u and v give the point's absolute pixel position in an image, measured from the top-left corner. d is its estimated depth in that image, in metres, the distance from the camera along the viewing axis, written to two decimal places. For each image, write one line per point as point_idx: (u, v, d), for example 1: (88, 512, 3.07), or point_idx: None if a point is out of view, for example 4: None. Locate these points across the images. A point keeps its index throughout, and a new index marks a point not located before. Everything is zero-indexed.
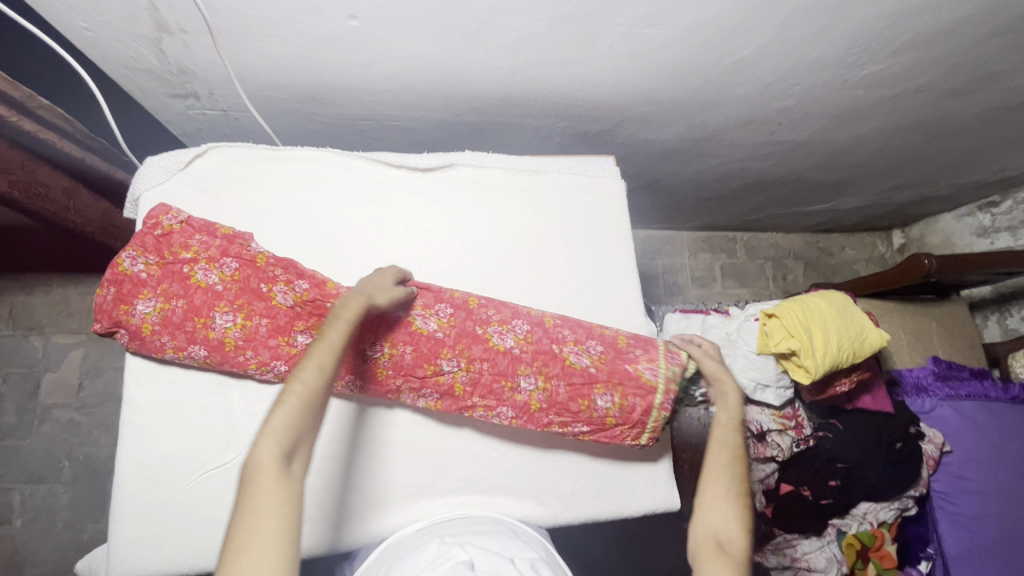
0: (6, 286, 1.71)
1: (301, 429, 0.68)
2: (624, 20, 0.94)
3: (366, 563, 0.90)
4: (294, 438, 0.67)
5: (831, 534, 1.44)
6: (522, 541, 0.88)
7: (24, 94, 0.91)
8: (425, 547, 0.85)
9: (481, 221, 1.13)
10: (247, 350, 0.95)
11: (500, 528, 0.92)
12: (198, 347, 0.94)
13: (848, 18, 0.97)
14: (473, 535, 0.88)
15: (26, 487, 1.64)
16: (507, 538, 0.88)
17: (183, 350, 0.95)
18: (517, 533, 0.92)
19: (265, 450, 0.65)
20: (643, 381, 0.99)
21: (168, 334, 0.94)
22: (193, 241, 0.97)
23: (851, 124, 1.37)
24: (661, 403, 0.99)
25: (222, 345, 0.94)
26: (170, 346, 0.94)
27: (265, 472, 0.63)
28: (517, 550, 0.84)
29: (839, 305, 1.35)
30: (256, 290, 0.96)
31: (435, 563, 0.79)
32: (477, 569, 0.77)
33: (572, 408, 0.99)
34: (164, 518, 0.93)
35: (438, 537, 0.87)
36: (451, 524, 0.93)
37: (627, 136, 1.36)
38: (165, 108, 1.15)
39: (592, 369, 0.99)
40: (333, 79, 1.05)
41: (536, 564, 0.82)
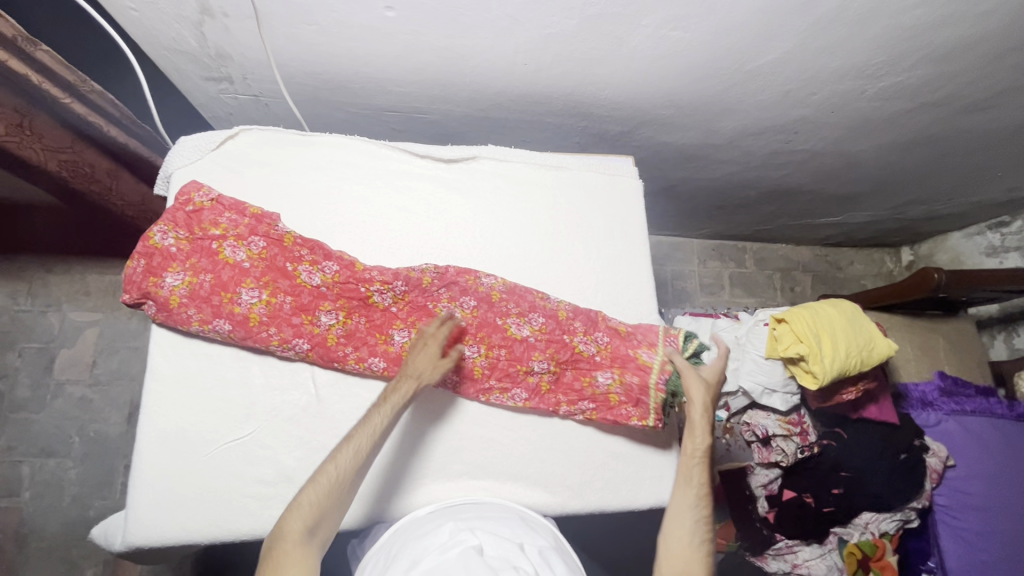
0: (27, 262, 1.75)
1: (326, 507, 0.79)
2: (651, 22, 0.97)
3: (376, 544, 0.91)
4: (318, 514, 0.78)
5: (831, 542, 1.46)
6: (532, 528, 0.90)
7: (79, 79, 0.95)
8: (435, 530, 0.86)
9: (501, 213, 1.15)
10: (271, 326, 0.99)
11: (511, 515, 0.94)
12: (223, 322, 0.97)
13: (870, 28, 1.00)
14: (483, 520, 0.89)
15: (36, 461, 1.66)
16: (518, 525, 0.90)
17: (208, 324, 0.97)
18: (527, 520, 0.93)
19: (294, 524, 0.77)
20: (641, 361, 1.07)
21: (195, 307, 0.96)
22: (223, 218, 1.00)
23: (867, 136, 1.39)
24: (656, 382, 1.06)
25: (246, 320, 0.98)
26: (196, 319, 0.97)
27: (289, 541, 0.76)
28: (526, 538, 0.86)
29: (847, 313, 1.37)
30: (282, 269, 1.00)
31: (445, 546, 0.80)
32: (487, 555, 0.79)
33: (575, 386, 1.08)
34: (182, 486, 0.95)
35: (449, 521, 0.88)
36: (461, 509, 0.94)
37: (645, 138, 1.38)
38: (199, 92, 1.19)
39: (597, 355, 1.09)
40: (364, 68, 1.08)
41: (545, 550, 0.84)
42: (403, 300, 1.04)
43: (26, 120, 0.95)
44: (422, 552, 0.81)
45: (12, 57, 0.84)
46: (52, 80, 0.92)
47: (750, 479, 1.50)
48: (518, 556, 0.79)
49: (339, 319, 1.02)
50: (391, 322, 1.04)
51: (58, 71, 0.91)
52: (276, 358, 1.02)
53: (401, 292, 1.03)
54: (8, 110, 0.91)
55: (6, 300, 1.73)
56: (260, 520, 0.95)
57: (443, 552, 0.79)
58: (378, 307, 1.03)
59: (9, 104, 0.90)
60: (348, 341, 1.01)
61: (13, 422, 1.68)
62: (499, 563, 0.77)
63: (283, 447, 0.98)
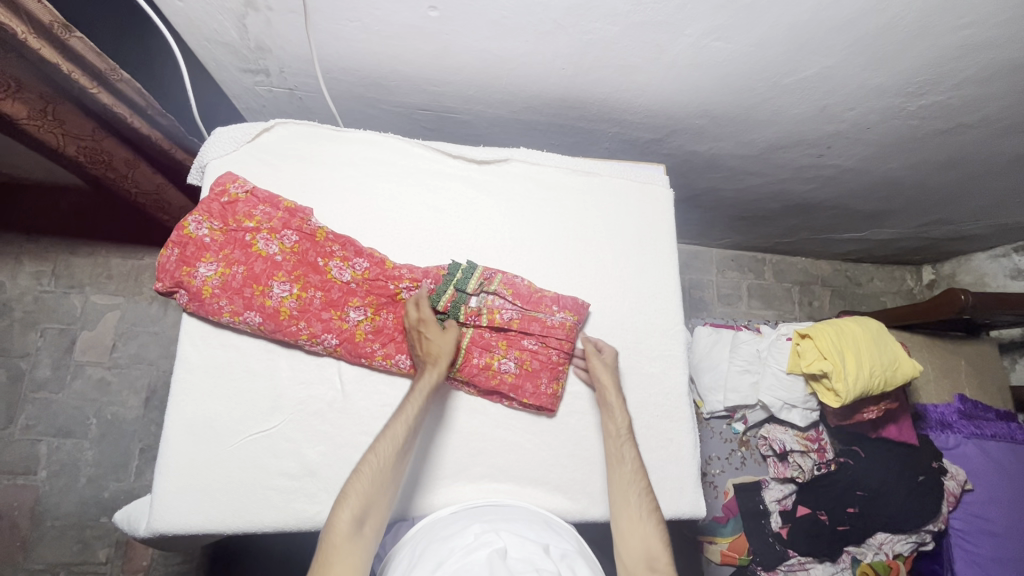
0: (52, 244, 1.77)
1: (372, 498, 0.83)
2: (694, 31, 0.96)
3: (402, 543, 0.91)
4: (365, 507, 0.82)
5: (846, 561, 1.43)
6: (558, 534, 0.90)
7: (108, 67, 0.90)
8: (460, 531, 0.86)
9: (531, 216, 1.15)
10: (300, 321, 0.99)
11: (534, 518, 0.93)
12: (254, 314, 0.98)
13: (915, 47, 0.99)
14: (508, 522, 0.89)
15: (54, 440, 1.68)
16: (544, 531, 0.89)
17: (239, 315, 0.98)
18: (550, 525, 0.93)
19: (342, 516, 0.80)
20: (511, 327, 1.06)
21: (226, 298, 0.97)
22: (257, 211, 1.02)
23: (900, 154, 1.37)
24: (518, 342, 1.07)
25: (277, 314, 0.99)
26: (227, 310, 0.97)
27: (339, 532, 0.79)
28: (552, 543, 0.86)
29: (873, 332, 1.36)
30: (314, 264, 1.02)
31: (472, 547, 0.81)
32: (511, 557, 0.79)
33: (544, 376, 1.06)
34: (207, 476, 0.95)
35: (475, 523, 0.88)
36: (483, 510, 0.94)
37: (676, 146, 1.37)
38: (234, 83, 1.19)
39: (535, 341, 1.07)
40: (402, 66, 1.08)
41: (569, 556, 0.84)
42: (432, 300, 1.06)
43: (50, 107, 0.93)
44: (448, 552, 0.81)
45: (45, 45, 0.82)
46: (81, 69, 0.89)
47: (763, 494, 1.47)
48: (542, 560, 0.79)
49: (368, 315, 1.03)
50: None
51: (90, 59, 0.87)
52: (304, 351, 1.02)
53: (429, 291, 1.04)
54: (34, 96, 0.90)
55: (31, 281, 1.76)
56: (282, 513, 0.95)
57: (469, 553, 0.79)
58: (405, 304, 1.04)
59: (35, 91, 0.89)
60: (376, 337, 1.02)
61: (33, 401, 1.70)
62: (523, 566, 0.77)
63: (307, 441, 0.98)
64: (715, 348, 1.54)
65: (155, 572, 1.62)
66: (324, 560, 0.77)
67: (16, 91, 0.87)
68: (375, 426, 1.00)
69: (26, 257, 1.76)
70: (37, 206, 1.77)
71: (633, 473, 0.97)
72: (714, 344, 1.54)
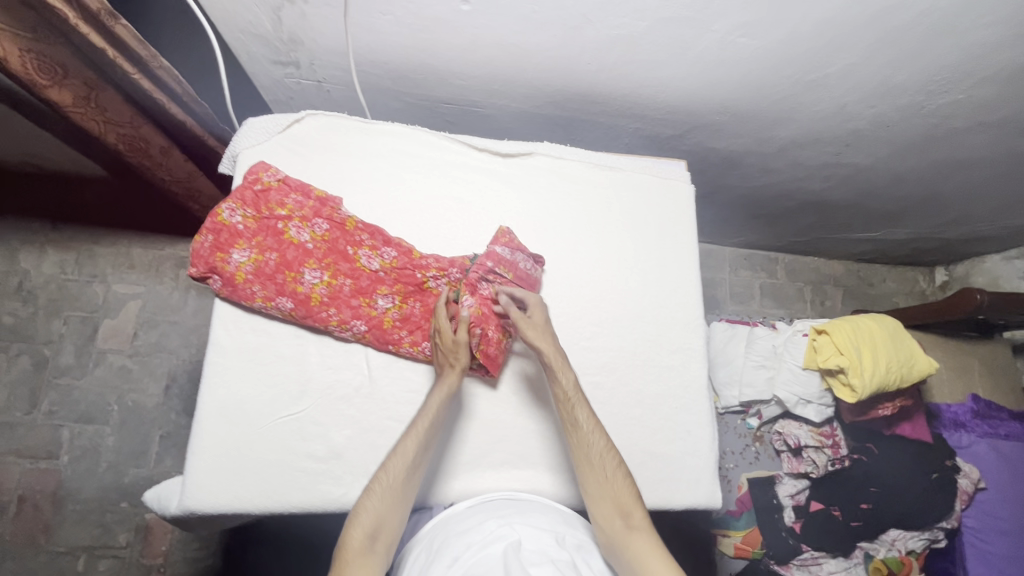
0: (76, 233, 1.81)
1: (384, 517, 0.86)
2: (721, 27, 0.98)
3: (420, 539, 0.94)
4: (376, 524, 0.85)
5: (858, 557, 1.45)
6: (573, 527, 0.93)
7: (148, 54, 0.93)
8: (476, 526, 0.88)
9: (555, 210, 1.17)
10: (331, 307, 1.02)
11: (550, 512, 0.95)
12: (286, 300, 1.01)
13: (938, 45, 1.00)
14: (524, 515, 0.92)
15: (76, 426, 1.71)
16: (558, 523, 0.92)
17: (271, 301, 1.00)
18: (566, 518, 0.95)
19: (356, 530, 0.84)
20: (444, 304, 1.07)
21: (259, 283, 1.00)
22: (289, 199, 1.04)
23: (918, 153, 1.38)
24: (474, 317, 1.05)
25: (308, 300, 1.01)
26: (260, 295, 1.00)
27: (352, 548, 0.82)
28: (566, 534, 0.89)
29: (891, 330, 1.38)
30: (343, 252, 1.05)
31: (487, 542, 0.83)
32: (526, 548, 0.81)
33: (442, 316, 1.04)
34: (237, 457, 0.98)
35: (491, 517, 0.90)
36: (498, 505, 0.95)
37: (695, 143, 1.39)
38: (264, 75, 1.21)
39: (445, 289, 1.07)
40: (430, 60, 1.10)
41: (584, 547, 0.88)
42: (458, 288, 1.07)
43: (93, 94, 0.96)
44: (464, 547, 0.83)
45: (92, 30, 0.84)
46: (123, 54, 0.91)
47: (778, 489, 1.48)
48: (556, 551, 0.82)
49: (395, 303, 1.06)
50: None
51: (131, 45, 0.90)
52: (333, 338, 1.05)
53: (455, 280, 1.07)
54: (79, 83, 0.93)
55: (55, 269, 1.79)
56: (309, 495, 0.97)
57: (484, 547, 0.82)
58: (433, 293, 1.07)
59: (80, 77, 0.92)
60: (404, 324, 1.05)
61: (57, 386, 1.73)
62: (538, 557, 0.79)
63: (334, 425, 1.01)
64: (731, 343, 1.53)
65: (174, 556, 1.65)
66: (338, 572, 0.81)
67: (62, 78, 0.90)
68: (401, 412, 1.03)
69: (51, 246, 1.79)
70: (61, 195, 1.80)
71: (591, 433, 0.96)
72: (729, 340, 1.53)
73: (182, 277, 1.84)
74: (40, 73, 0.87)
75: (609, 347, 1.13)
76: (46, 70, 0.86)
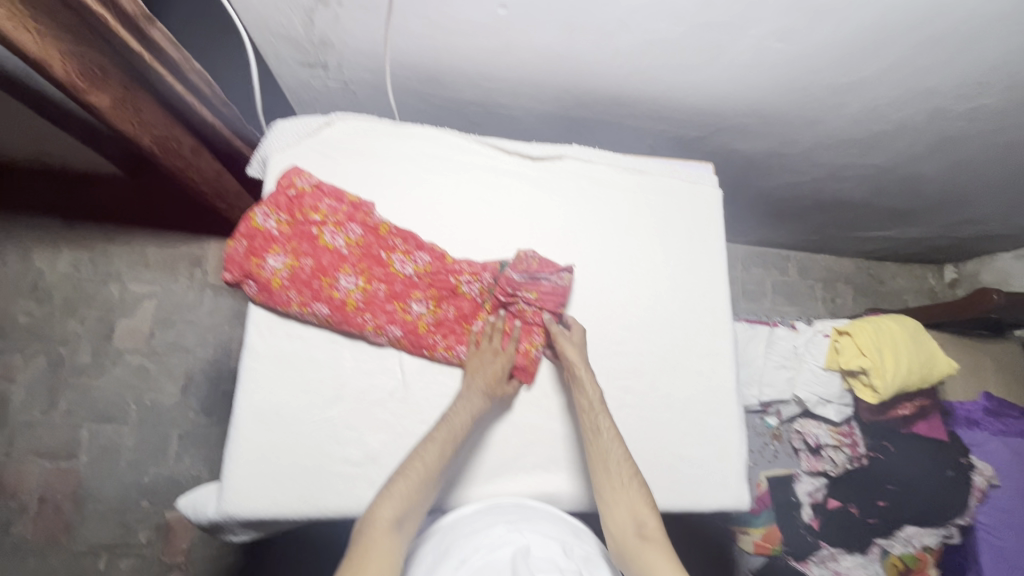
0: (90, 232, 1.79)
1: (413, 501, 0.87)
2: (757, 32, 0.98)
3: (425, 542, 0.93)
4: (405, 508, 0.85)
5: (875, 553, 1.47)
6: (580, 539, 0.93)
7: (182, 56, 0.93)
8: (485, 528, 0.90)
9: (584, 213, 1.17)
10: (366, 312, 1.03)
11: (559, 523, 0.96)
12: (322, 306, 1.01)
13: (972, 51, 1.01)
14: (531, 522, 0.92)
15: (95, 426, 1.71)
16: (566, 534, 0.93)
17: (308, 307, 1.01)
18: (572, 531, 0.95)
19: (384, 511, 0.84)
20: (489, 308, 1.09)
21: (295, 289, 1.01)
22: (323, 204, 1.04)
23: (941, 155, 1.39)
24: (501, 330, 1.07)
25: (344, 305, 1.02)
26: (296, 301, 1.01)
27: (379, 524, 0.82)
28: (573, 545, 0.89)
29: (911, 330, 1.39)
30: (377, 257, 1.06)
31: (496, 544, 0.85)
32: (534, 555, 0.82)
33: (458, 329, 1.07)
34: (274, 462, 0.98)
35: (500, 520, 0.92)
36: (506, 511, 0.96)
37: (719, 144, 1.39)
38: (290, 77, 1.20)
39: (479, 297, 1.08)
40: (461, 62, 1.10)
41: (591, 560, 0.87)
42: (490, 292, 1.08)
43: (129, 97, 0.96)
44: (472, 549, 0.84)
45: (132, 36, 0.85)
46: (159, 58, 0.91)
47: (795, 486, 1.50)
48: (564, 560, 0.83)
49: (429, 307, 1.06)
50: (477, 312, 1.09)
51: (166, 49, 0.90)
52: (366, 343, 1.05)
53: (488, 284, 1.07)
54: (116, 86, 0.93)
55: (69, 268, 1.78)
56: (346, 499, 0.98)
57: (493, 550, 0.83)
58: (466, 297, 1.08)
59: (117, 80, 0.92)
60: (438, 328, 1.06)
61: (74, 386, 1.73)
62: (545, 565, 0.80)
63: (369, 430, 1.01)
64: (751, 343, 1.49)
65: (196, 554, 1.66)
66: (358, 548, 0.80)
67: (101, 83, 0.90)
68: (434, 416, 1.03)
69: (65, 245, 1.78)
70: (74, 193, 1.79)
71: (610, 440, 0.97)
72: (750, 340, 1.49)
73: (197, 276, 1.82)
74: (81, 78, 0.86)
75: (638, 351, 1.13)
76: (88, 75, 0.87)
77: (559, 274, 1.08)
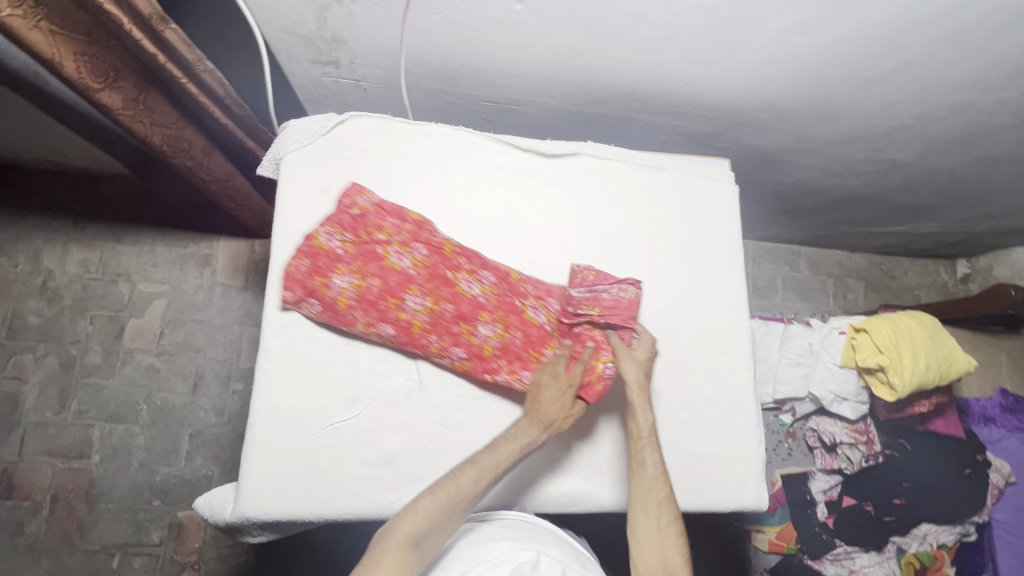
0: (99, 232, 1.79)
1: (435, 522, 0.85)
2: (778, 26, 0.96)
3: None
4: (426, 529, 0.85)
5: (891, 551, 1.46)
6: (584, 566, 0.90)
7: (197, 58, 0.92)
8: (490, 542, 0.89)
9: (599, 211, 1.15)
10: (432, 334, 1.02)
11: (567, 548, 0.93)
12: (388, 327, 1.01)
13: (997, 44, 0.99)
14: (539, 542, 0.90)
15: (106, 426, 1.71)
16: (569, 560, 0.89)
17: (373, 327, 1.01)
18: (579, 557, 0.92)
19: (406, 526, 0.84)
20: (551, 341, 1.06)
21: (361, 309, 1.00)
22: (388, 223, 1.04)
23: (960, 149, 1.37)
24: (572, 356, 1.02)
25: (410, 327, 1.01)
26: (361, 321, 1.00)
27: (395, 542, 0.83)
28: (575, 570, 0.86)
29: (928, 326, 1.38)
30: (444, 277, 1.04)
31: (498, 561, 0.83)
32: None
33: (524, 356, 1.04)
34: (291, 463, 0.98)
35: (506, 536, 0.91)
36: (510, 527, 0.96)
37: (733, 140, 1.37)
38: (302, 74, 1.19)
39: (547, 324, 1.06)
40: (474, 59, 1.08)
41: None
42: (558, 318, 1.07)
43: (141, 96, 0.96)
44: (475, 562, 0.84)
45: (145, 37, 0.83)
46: (174, 59, 0.90)
47: (811, 484, 1.49)
48: None
49: (497, 330, 1.04)
50: (546, 339, 1.06)
51: (181, 51, 0.88)
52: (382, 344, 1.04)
53: (555, 309, 1.07)
54: (129, 85, 0.92)
55: (78, 268, 1.77)
56: (363, 500, 0.98)
57: (495, 566, 0.82)
58: (534, 321, 1.05)
59: (129, 79, 0.92)
60: (503, 353, 1.03)
61: (85, 386, 1.73)
62: None
63: (385, 431, 1.01)
64: (766, 340, 1.51)
65: (208, 553, 1.67)
66: (370, 562, 0.81)
67: (113, 82, 0.89)
68: (451, 417, 1.03)
69: (74, 244, 1.77)
70: (83, 193, 1.78)
71: (654, 480, 0.96)
72: (765, 336, 1.51)
73: (206, 275, 1.82)
74: (93, 75, 0.86)
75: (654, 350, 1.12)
76: (99, 73, 0.86)
77: (621, 286, 1.07)
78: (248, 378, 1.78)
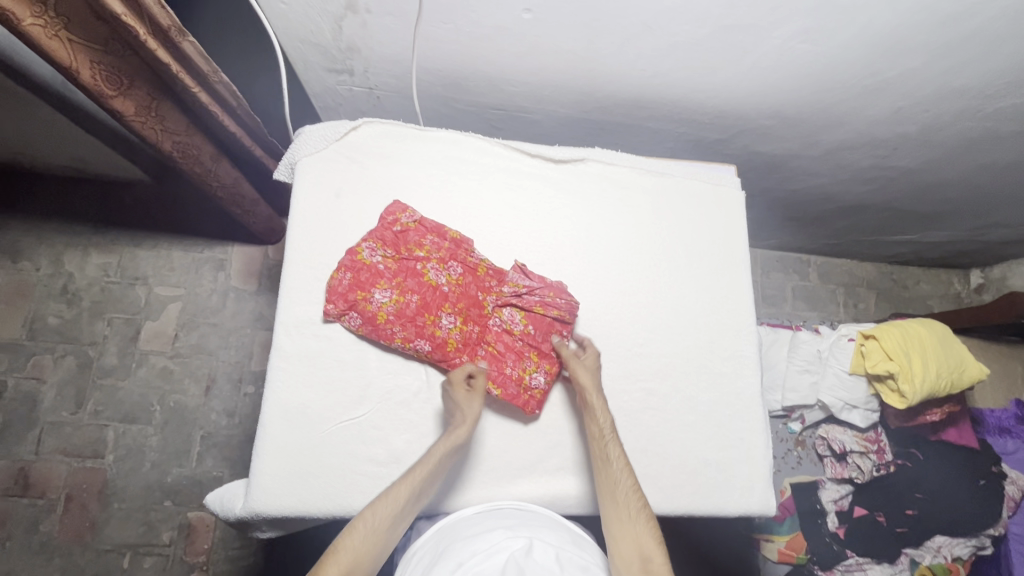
0: (118, 236, 1.83)
1: (380, 532, 0.82)
2: (782, 34, 0.98)
3: (423, 539, 0.94)
4: (367, 543, 0.80)
5: (904, 563, 1.43)
6: (580, 548, 0.88)
7: (211, 69, 0.96)
8: (484, 533, 0.88)
9: (605, 216, 1.17)
10: (464, 353, 1.07)
11: (560, 530, 0.92)
12: (424, 342, 1.04)
13: (1002, 49, 0.99)
14: (533, 529, 0.89)
15: (120, 426, 1.74)
16: (564, 543, 0.88)
17: (410, 342, 1.04)
18: (574, 539, 0.91)
19: (349, 538, 0.80)
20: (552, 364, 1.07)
21: (400, 325, 1.03)
22: (427, 240, 1.08)
23: (969, 156, 1.36)
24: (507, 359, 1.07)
25: (445, 344, 1.05)
26: (399, 336, 1.03)
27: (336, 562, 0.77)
28: (570, 553, 0.84)
29: (939, 335, 1.36)
30: (474, 298, 1.09)
31: (492, 551, 0.81)
32: (529, 562, 0.78)
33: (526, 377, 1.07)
34: (301, 460, 0.99)
35: (499, 527, 0.89)
36: (509, 516, 0.94)
37: (740, 147, 1.38)
38: (317, 82, 1.22)
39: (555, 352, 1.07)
40: (483, 67, 1.11)
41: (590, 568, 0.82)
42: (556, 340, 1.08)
43: (153, 103, 0.99)
44: (469, 553, 0.82)
45: (160, 46, 0.87)
46: (188, 69, 0.94)
47: (820, 494, 1.47)
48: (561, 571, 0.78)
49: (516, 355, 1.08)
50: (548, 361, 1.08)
51: (195, 62, 0.93)
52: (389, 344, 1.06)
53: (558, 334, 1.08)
54: (141, 93, 0.96)
55: (98, 271, 1.82)
56: (370, 498, 0.99)
57: (489, 556, 0.80)
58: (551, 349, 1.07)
59: (143, 87, 0.95)
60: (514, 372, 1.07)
61: (101, 387, 1.76)
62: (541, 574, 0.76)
63: (394, 429, 1.02)
64: (774, 346, 1.53)
65: (217, 554, 1.68)
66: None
67: (127, 89, 0.93)
68: None
69: (94, 249, 1.82)
70: (102, 199, 1.84)
71: (620, 471, 0.92)
72: (772, 343, 1.53)
73: (220, 279, 1.85)
74: (107, 84, 0.89)
75: (660, 353, 1.13)
76: (114, 81, 0.90)
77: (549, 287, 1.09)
78: (259, 381, 1.81)
